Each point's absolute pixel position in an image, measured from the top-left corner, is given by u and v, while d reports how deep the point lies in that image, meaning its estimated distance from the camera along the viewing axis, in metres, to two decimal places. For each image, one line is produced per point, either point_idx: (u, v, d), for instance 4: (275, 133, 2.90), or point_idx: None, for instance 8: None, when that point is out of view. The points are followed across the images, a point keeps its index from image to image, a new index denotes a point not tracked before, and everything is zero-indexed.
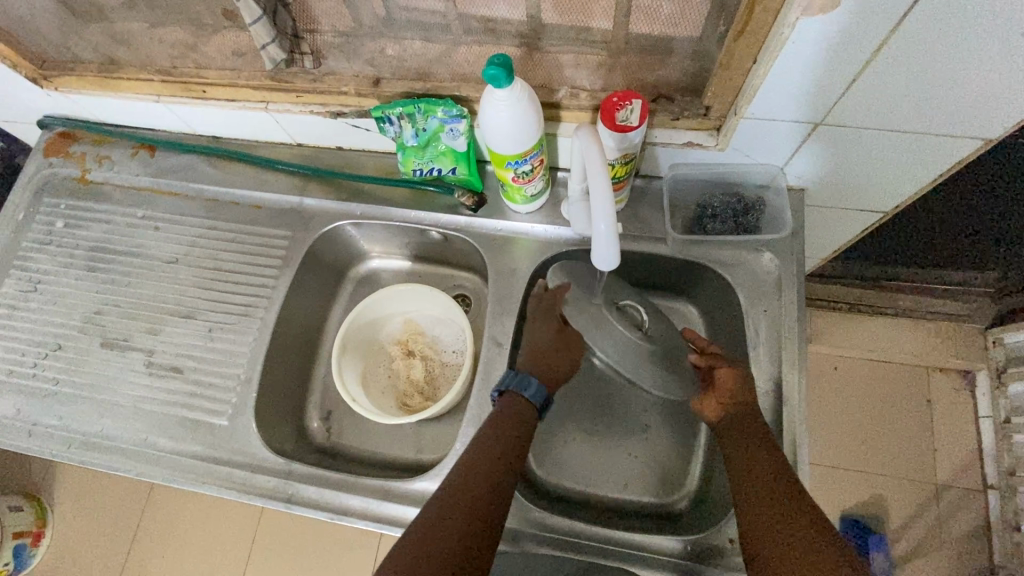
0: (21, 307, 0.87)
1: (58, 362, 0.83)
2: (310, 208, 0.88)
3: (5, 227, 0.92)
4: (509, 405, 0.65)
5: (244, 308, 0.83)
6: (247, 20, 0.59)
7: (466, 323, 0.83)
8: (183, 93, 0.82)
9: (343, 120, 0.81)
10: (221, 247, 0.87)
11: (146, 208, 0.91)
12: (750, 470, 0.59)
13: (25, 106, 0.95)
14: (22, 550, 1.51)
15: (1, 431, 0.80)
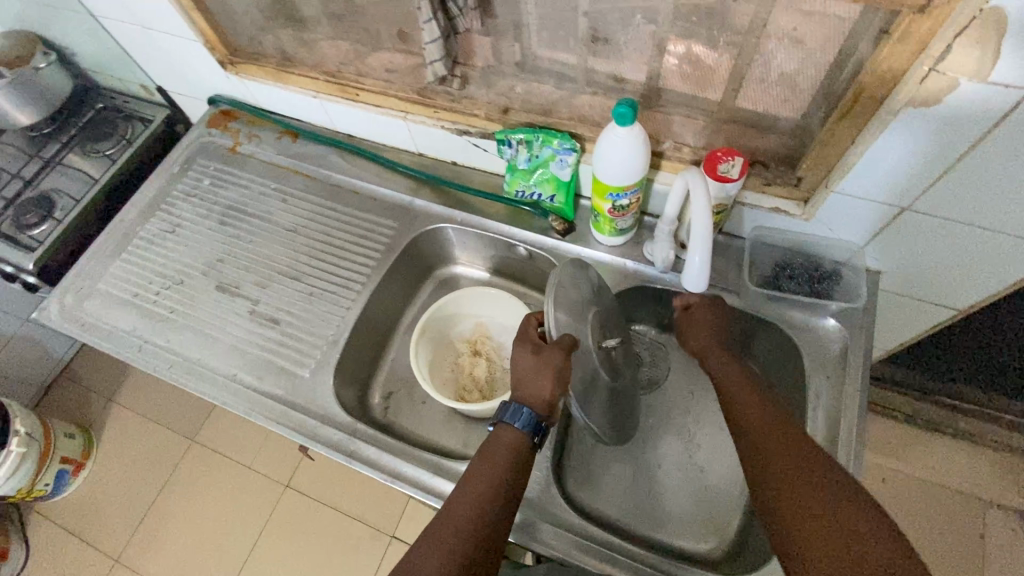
0: (157, 243, 1.00)
1: (176, 294, 0.94)
2: (418, 207, 0.99)
3: (160, 176, 1.07)
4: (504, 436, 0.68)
5: (344, 281, 0.93)
6: (426, 39, 0.71)
7: None
8: (339, 94, 0.96)
9: (466, 138, 0.93)
10: (335, 226, 0.99)
11: (279, 182, 1.04)
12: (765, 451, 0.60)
13: (204, 85, 1.12)
14: (63, 476, 1.61)
15: (118, 342, 0.91)
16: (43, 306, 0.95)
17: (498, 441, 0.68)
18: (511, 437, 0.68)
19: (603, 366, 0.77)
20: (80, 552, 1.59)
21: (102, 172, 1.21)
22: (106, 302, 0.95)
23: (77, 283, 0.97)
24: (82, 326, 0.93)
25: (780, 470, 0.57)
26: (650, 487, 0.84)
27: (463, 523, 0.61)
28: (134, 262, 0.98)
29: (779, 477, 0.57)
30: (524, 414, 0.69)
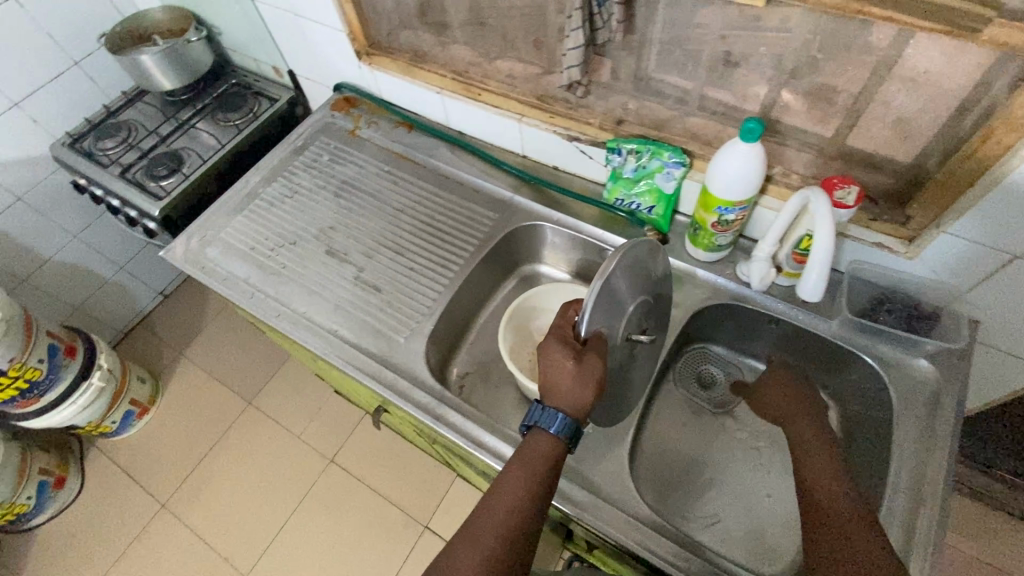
0: (276, 205, 1.09)
1: (288, 253, 1.02)
2: (518, 204, 1.05)
3: (285, 147, 1.18)
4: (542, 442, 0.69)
5: (443, 262, 0.99)
6: (569, 46, 0.78)
7: None
8: (462, 92, 1.05)
9: (575, 145, 0.99)
10: (439, 212, 1.06)
11: (391, 166, 1.13)
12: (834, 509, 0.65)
13: (335, 72, 1.24)
14: (129, 416, 1.71)
15: (232, 286, 0.99)
16: (170, 245, 1.04)
17: (536, 448, 0.68)
18: (549, 444, 0.68)
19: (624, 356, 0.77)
20: (130, 492, 1.67)
21: (228, 139, 1.33)
22: (225, 250, 1.03)
23: (202, 230, 1.06)
24: (202, 268, 1.01)
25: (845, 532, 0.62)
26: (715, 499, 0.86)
27: (500, 522, 0.64)
28: (254, 219, 1.07)
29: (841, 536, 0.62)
30: (560, 422, 0.69)
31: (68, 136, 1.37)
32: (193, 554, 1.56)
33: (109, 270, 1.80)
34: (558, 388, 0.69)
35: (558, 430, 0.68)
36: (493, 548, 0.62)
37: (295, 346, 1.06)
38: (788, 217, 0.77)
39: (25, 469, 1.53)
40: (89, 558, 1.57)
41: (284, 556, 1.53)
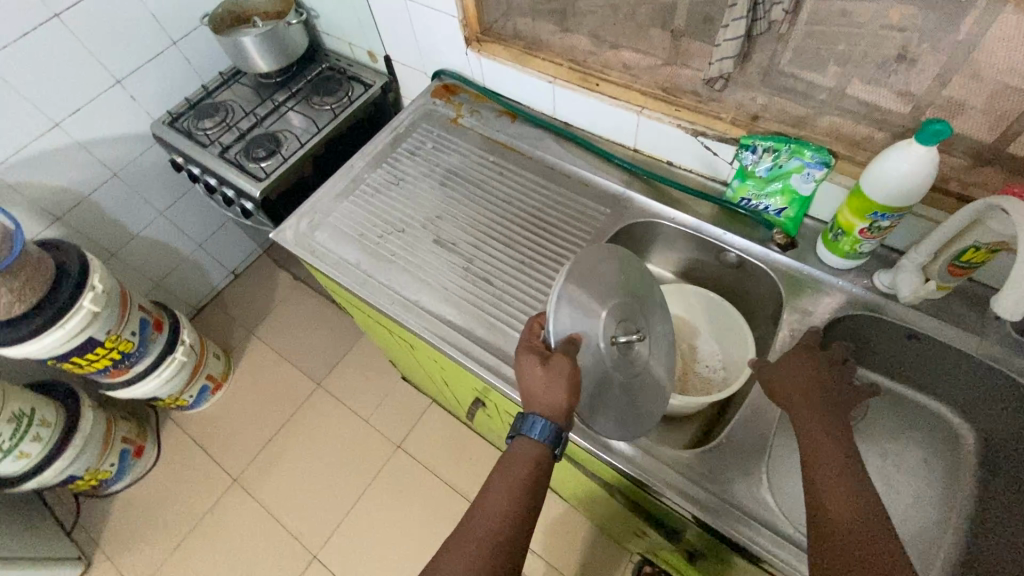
0: (382, 191, 1.09)
1: (397, 240, 1.02)
2: (630, 199, 1.02)
3: (388, 133, 1.17)
4: (528, 450, 0.66)
5: (554, 256, 0.97)
6: (727, 36, 0.74)
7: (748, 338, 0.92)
8: (578, 82, 1.02)
9: (698, 140, 0.94)
10: (548, 204, 1.04)
11: (497, 156, 1.11)
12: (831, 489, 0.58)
13: (437, 59, 1.22)
14: (204, 391, 1.75)
15: (344, 270, 0.99)
16: (281, 227, 1.05)
17: (517, 454, 0.66)
18: (533, 450, 0.66)
19: (616, 363, 0.71)
20: (204, 464, 1.72)
21: (324, 124, 1.33)
22: (334, 234, 1.04)
23: (311, 213, 1.07)
24: (312, 252, 1.02)
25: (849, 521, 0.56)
26: None
27: (486, 532, 0.62)
28: (361, 205, 1.07)
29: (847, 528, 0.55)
30: (541, 427, 0.66)
31: (169, 114, 1.39)
32: (264, 529, 1.59)
33: (189, 247, 1.84)
34: (530, 396, 0.67)
35: (540, 437, 0.66)
36: (478, 555, 0.60)
37: (399, 334, 1.06)
38: (957, 222, 0.72)
39: (110, 436, 1.57)
40: (165, 525, 1.62)
41: (353, 538, 1.55)
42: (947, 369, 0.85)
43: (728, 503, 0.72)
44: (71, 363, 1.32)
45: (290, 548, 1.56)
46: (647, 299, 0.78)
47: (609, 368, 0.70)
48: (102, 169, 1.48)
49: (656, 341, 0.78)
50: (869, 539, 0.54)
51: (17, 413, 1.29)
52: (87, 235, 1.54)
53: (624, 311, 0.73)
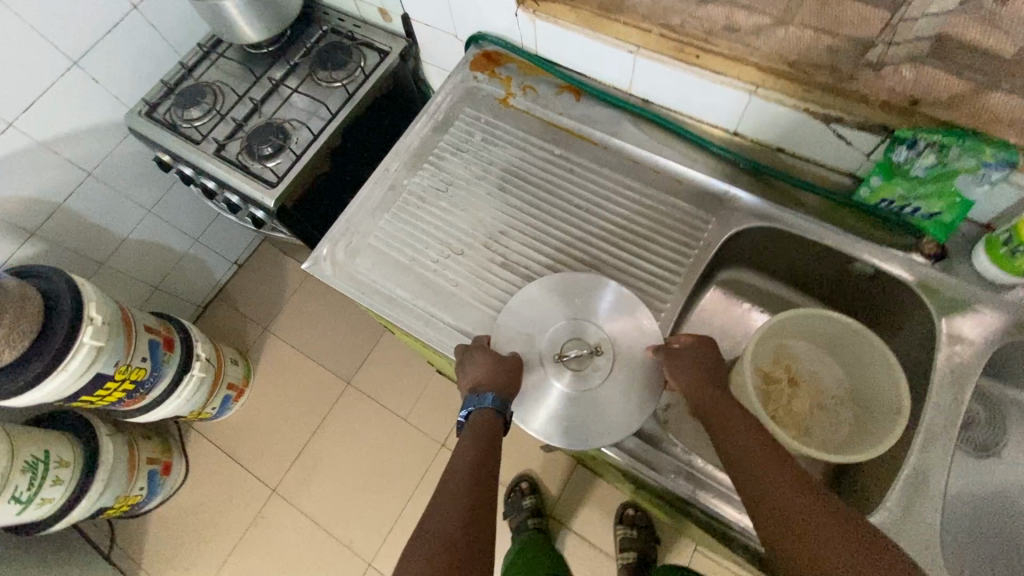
0: (429, 201, 0.90)
1: (457, 266, 0.85)
2: (734, 200, 0.85)
3: (425, 122, 0.96)
4: (481, 423, 0.71)
5: (651, 278, 0.82)
6: None
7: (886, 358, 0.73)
8: (673, 53, 0.80)
9: (830, 127, 0.76)
10: (634, 210, 0.86)
11: (564, 148, 0.91)
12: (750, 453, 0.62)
13: (473, 21, 0.97)
14: (227, 401, 1.62)
15: (399, 309, 0.83)
16: (315, 254, 0.87)
17: (475, 426, 0.71)
18: (484, 422, 0.70)
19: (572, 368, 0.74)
20: (238, 476, 1.63)
21: (337, 106, 1.10)
22: (381, 261, 0.86)
23: (347, 234, 0.88)
24: (357, 286, 0.85)
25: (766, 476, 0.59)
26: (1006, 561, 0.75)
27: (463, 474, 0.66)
28: (406, 220, 0.89)
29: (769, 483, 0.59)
30: (489, 400, 0.70)
31: (144, 102, 1.15)
32: (312, 540, 1.53)
33: (185, 243, 1.63)
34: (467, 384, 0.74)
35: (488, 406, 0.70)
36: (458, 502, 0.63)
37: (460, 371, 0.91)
38: None
39: (134, 461, 1.46)
40: (208, 541, 1.56)
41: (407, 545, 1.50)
42: None
43: None
44: (81, 401, 1.18)
45: (342, 559, 1.50)
46: (607, 312, 0.77)
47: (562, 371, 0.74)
48: (75, 170, 1.26)
49: (628, 355, 0.75)
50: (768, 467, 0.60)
51: (32, 460, 1.16)
52: (71, 247, 1.33)
53: (569, 328, 0.77)
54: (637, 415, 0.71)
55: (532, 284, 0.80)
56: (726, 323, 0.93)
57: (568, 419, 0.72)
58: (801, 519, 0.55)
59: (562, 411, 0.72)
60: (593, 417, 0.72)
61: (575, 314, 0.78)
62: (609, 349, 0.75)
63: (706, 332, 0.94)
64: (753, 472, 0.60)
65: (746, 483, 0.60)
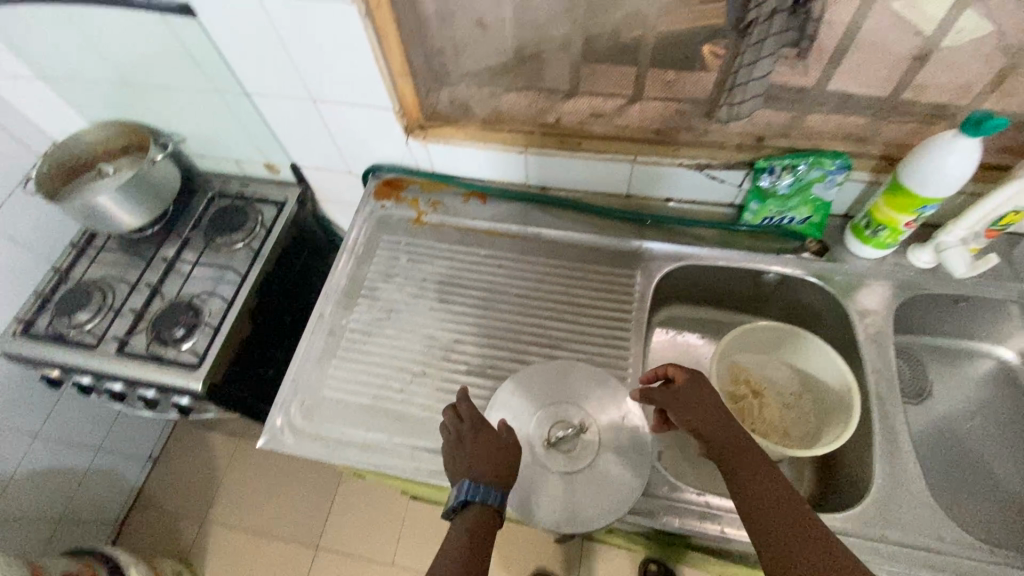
0: (375, 333, 0.89)
1: (424, 389, 0.83)
2: (649, 250, 0.94)
3: (346, 260, 0.96)
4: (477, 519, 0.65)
5: (607, 341, 0.87)
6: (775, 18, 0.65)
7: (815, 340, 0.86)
8: (557, 145, 0.91)
9: (704, 172, 0.89)
10: (569, 284, 0.92)
11: (487, 247, 0.96)
12: (745, 469, 0.64)
13: (366, 157, 1.02)
14: None
15: (378, 453, 0.79)
16: (270, 427, 0.81)
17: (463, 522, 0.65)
18: (479, 515, 0.65)
19: (563, 453, 0.74)
20: None
21: (245, 268, 1.06)
22: (344, 410, 0.82)
23: (298, 394, 0.83)
24: (326, 445, 0.79)
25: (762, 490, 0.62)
26: (978, 486, 0.86)
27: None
28: (357, 361, 0.86)
29: (767, 498, 0.61)
30: (473, 491, 0.65)
31: (15, 323, 1.03)
32: None
33: (85, 458, 1.41)
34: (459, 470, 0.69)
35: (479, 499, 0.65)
36: None
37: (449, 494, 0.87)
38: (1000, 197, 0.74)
39: None
40: None
41: None
42: (991, 317, 0.90)
43: (914, 547, 0.69)
44: None
45: None
46: (580, 389, 0.79)
47: (553, 458, 0.73)
48: None
49: (612, 424, 0.76)
50: (760, 478, 0.63)
51: None
52: None
53: (550, 416, 0.77)
54: (636, 481, 0.72)
55: (502, 385, 0.80)
56: (679, 359, 1.01)
57: (570, 505, 0.71)
58: (788, 550, 0.57)
59: (565, 500, 0.71)
60: (595, 496, 0.71)
61: (555, 401, 0.78)
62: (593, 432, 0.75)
63: None
64: (751, 498, 0.62)
65: (744, 508, 0.62)
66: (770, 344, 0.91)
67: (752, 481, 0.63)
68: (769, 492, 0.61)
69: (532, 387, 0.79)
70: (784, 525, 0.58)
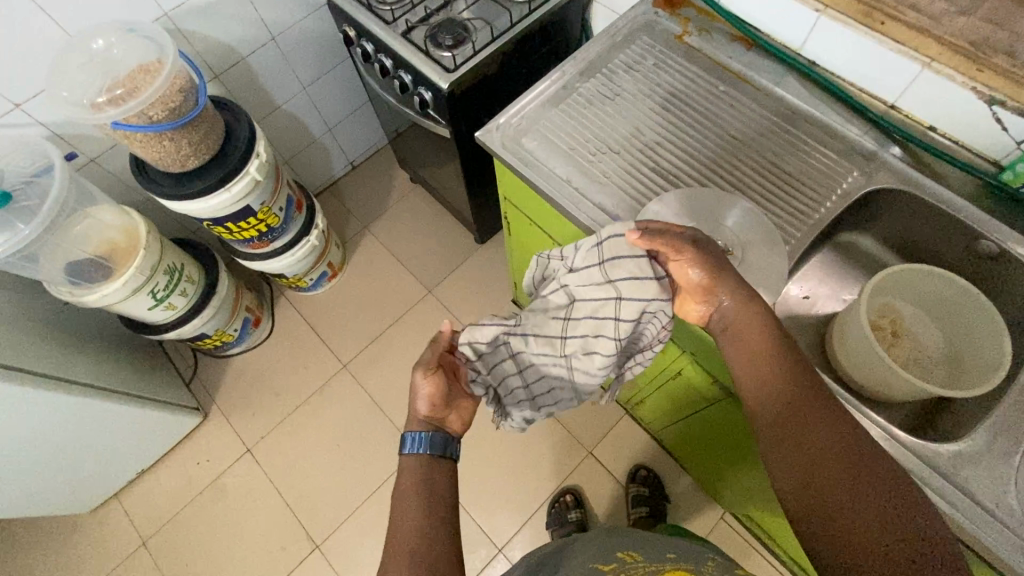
0: (595, 105, 0.99)
1: (613, 161, 0.93)
2: (881, 157, 0.92)
3: (603, 40, 1.06)
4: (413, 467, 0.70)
5: (790, 210, 0.88)
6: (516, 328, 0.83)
7: (999, 333, 0.77)
8: (859, 17, 0.87)
9: (992, 110, 0.82)
10: (786, 151, 0.93)
11: (728, 85, 1.00)
12: (784, 393, 0.67)
13: None
14: (322, 276, 1.76)
15: (552, 180, 0.91)
16: (487, 124, 0.98)
17: (404, 475, 0.70)
18: (419, 464, 0.70)
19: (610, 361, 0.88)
20: (315, 347, 1.76)
21: (518, 18, 1.21)
22: (543, 144, 0.95)
23: (518, 116, 0.98)
24: (521, 159, 0.94)
25: (800, 421, 0.64)
26: None
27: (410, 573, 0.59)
28: (572, 116, 0.98)
29: (802, 430, 0.64)
30: (416, 440, 0.72)
31: None
32: (370, 417, 1.65)
33: (320, 130, 1.80)
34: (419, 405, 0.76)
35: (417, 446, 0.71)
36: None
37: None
38: None
39: (236, 304, 1.61)
40: (278, 395, 1.70)
41: None
42: None
43: (964, 494, 0.70)
44: (223, 227, 1.34)
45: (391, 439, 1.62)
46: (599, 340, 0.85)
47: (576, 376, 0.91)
48: (261, 30, 1.43)
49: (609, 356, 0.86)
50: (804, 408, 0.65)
51: (171, 267, 1.36)
52: (237, 98, 1.52)
53: (705, 226, 0.83)
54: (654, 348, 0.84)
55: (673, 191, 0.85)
56: (838, 282, 1.00)
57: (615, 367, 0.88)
58: (813, 467, 0.61)
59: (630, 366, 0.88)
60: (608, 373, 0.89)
61: (707, 218, 0.83)
62: (742, 256, 0.82)
63: (819, 280, 0.99)
64: (791, 416, 0.65)
65: (778, 418, 0.66)
66: (938, 300, 0.86)
67: (792, 410, 0.65)
68: (810, 420, 0.64)
69: (701, 203, 0.84)
70: (815, 437, 0.62)
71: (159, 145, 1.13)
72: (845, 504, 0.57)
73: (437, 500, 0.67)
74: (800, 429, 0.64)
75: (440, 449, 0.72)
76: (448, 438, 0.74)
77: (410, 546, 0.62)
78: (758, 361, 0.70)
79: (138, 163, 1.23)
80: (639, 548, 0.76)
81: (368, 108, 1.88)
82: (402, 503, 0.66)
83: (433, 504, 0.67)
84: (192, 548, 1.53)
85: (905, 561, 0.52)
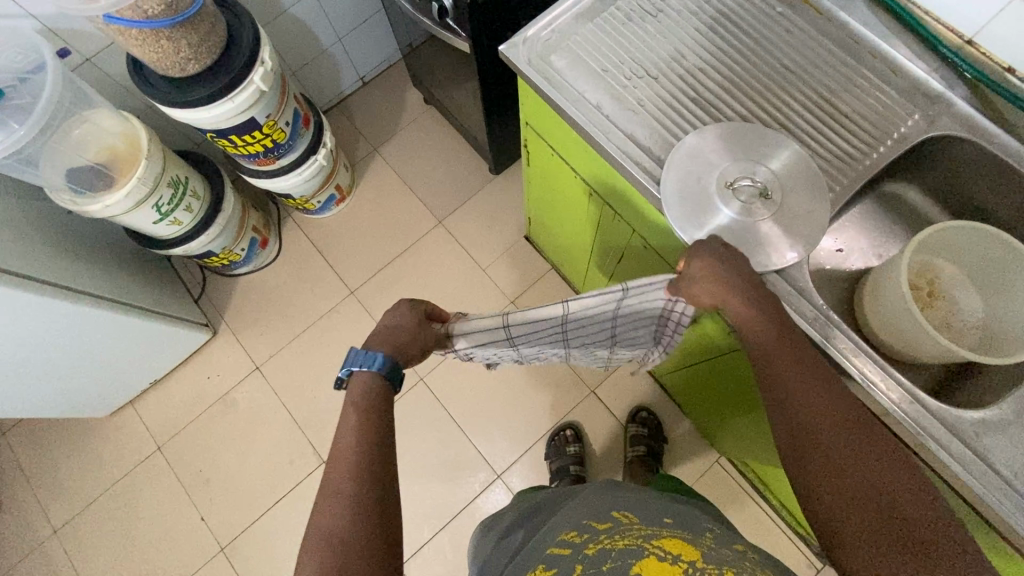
0: (635, 22, 0.88)
1: (649, 88, 0.84)
2: (947, 99, 0.83)
3: None
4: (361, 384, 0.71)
5: (837, 153, 0.81)
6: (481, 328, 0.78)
7: None
8: None
9: None
10: (840, 87, 0.84)
11: (786, 7, 0.89)
12: (788, 371, 0.67)
13: None
14: (331, 199, 1.70)
15: (580, 106, 0.83)
16: (512, 39, 0.88)
17: (354, 387, 0.71)
18: (367, 381, 0.71)
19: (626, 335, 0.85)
20: (322, 271, 1.74)
21: None
22: (574, 64, 0.86)
23: (548, 30, 0.88)
24: (549, 80, 0.85)
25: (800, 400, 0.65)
26: None
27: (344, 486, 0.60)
28: (609, 33, 0.88)
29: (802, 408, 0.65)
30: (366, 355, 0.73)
31: None
32: None
33: (329, 40, 1.68)
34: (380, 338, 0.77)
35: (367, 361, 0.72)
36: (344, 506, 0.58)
37: (592, 188, 1.00)
38: None
39: (243, 223, 1.57)
40: (286, 317, 1.70)
41: (460, 381, 1.64)
42: None
43: (981, 464, 0.68)
44: (227, 141, 1.28)
45: None
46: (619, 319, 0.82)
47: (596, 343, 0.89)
48: None
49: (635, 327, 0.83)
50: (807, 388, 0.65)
51: (175, 179, 1.31)
52: None
53: (744, 166, 0.77)
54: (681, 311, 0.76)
55: (714, 126, 0.78)
56: (875, 237, 0.94)
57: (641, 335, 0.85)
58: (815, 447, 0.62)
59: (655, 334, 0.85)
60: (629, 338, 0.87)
61: (747, 157, 0.77)
62: (780, 201, 0.76)
63: (855, 233, 0.93)
64: (793, 396, 0.66)
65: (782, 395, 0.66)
66: (986, 262, 0.80)
67: (796, 388, 0.66)
68: (810, 401, 0.65)
69: (743, 142, 0.77)
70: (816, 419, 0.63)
71: (158, 46, 1.05)
72: (848, 470, 0.60)
73: (380, 417, 0.68)
74: (802, 408, 0.65)
75: (387, 372, 0.73)
76: (397, 361, 0.75)
77: (347, 466, 0.62)
78: (753, 331, 0.69)
79: (134, 64, 1.14)
80: (632, 509, 0.73)
81: (382, 18, 1.74)
82: (345, 421, 0.67)
83: (375, 419, 0.67)
84: (204, 455, 1.59)
85: (887, 515, 0.56)
